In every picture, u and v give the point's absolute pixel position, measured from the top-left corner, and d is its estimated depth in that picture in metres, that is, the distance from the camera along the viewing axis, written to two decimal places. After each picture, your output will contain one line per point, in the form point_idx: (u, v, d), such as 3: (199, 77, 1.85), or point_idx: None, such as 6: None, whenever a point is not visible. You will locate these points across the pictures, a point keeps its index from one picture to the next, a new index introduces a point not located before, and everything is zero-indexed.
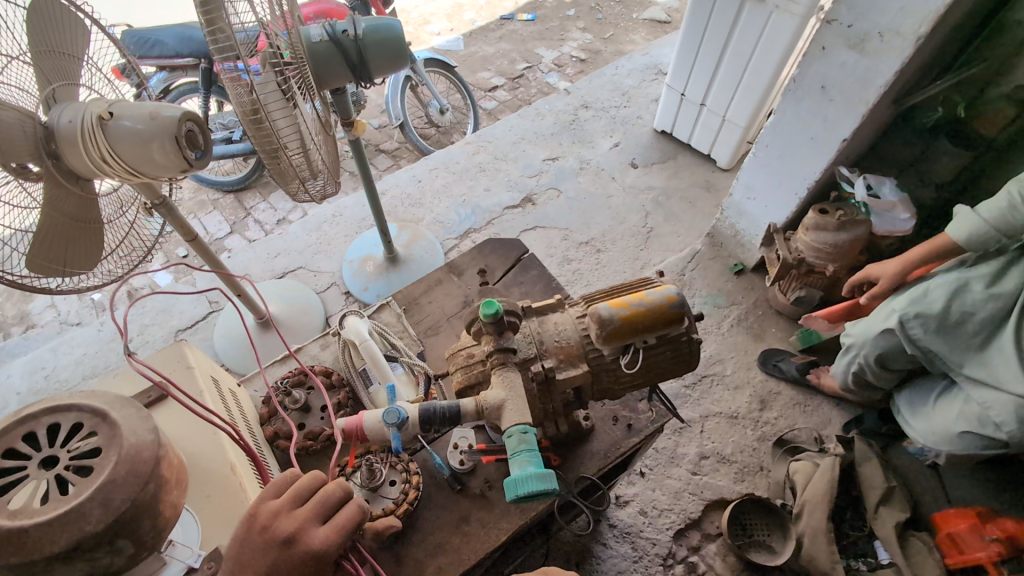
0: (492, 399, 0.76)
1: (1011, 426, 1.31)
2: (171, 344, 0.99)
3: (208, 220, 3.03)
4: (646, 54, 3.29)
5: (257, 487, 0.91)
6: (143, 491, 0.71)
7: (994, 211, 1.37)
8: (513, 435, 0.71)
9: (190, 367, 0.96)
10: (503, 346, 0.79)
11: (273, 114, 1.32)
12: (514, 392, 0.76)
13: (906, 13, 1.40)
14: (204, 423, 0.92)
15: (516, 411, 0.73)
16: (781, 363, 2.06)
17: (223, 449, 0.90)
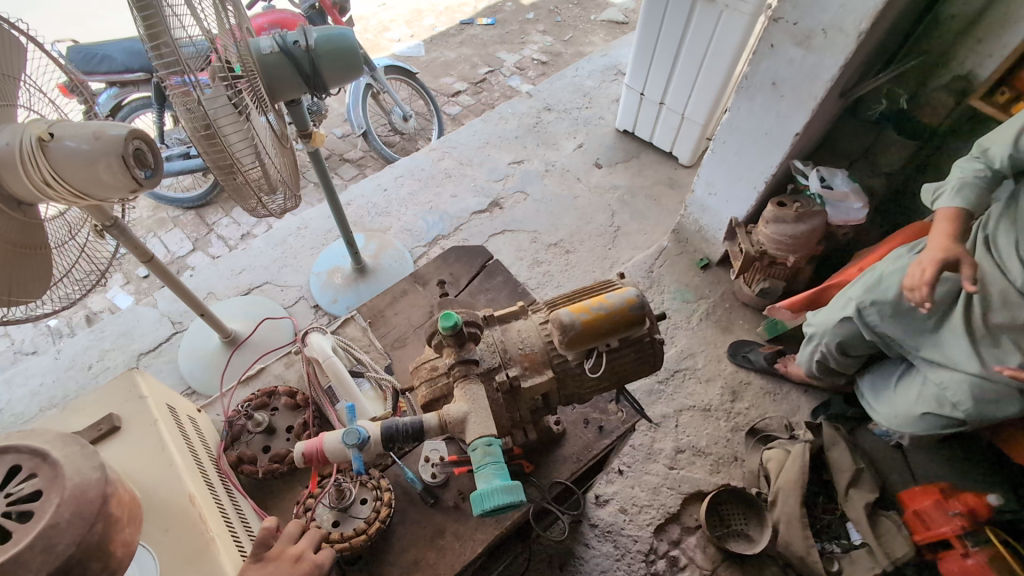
0: (456, 412, 0.75)
1: (967, 405, 1.36)
2: (122, 374, 0.93)
3: (169, 239, 2.94)
4: (605, 55, 3.33)
5: (220, 520, 0.85)
6: (90, 532, 0.68)
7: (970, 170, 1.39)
8: (478, 447, 0.69)
9: (143, 397, 0.90)
10: (465, 358, 0.78)
11: (224, 129, 1.28)
12: (478, 404, 0.75)
13: (846, 10, 1.45)
14: (160, 455, 0.86)
15: (480, 424, 0.72)
16: (749, 354, 2.10)
17: (181, 479, 0.84)
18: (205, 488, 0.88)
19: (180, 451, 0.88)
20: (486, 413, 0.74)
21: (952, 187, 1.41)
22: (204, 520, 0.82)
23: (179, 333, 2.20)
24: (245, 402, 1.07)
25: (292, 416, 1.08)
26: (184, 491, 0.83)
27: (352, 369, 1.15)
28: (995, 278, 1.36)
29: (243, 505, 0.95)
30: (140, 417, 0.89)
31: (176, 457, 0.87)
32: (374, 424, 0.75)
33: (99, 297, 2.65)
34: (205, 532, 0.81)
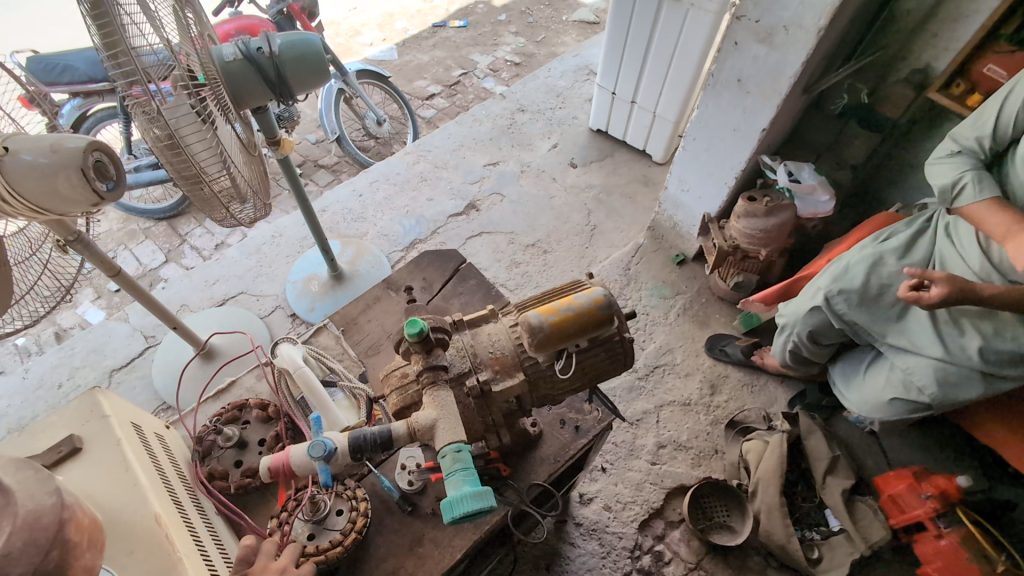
0: (425, 420, 0.75)
1: (932, 388, 1.41)
2: (83, 393, 0.90)
3: (140, 251, 2.88)
4: (577, 55, 3.35)
5: (190, 539, 0.82)
6: (45, 561, 0.66)
7: (970, 143, 1.43)
8: (447, 454, 0.69)
9: (105, 416, 0.87)
10: (433, 365, 0.77)
11: (187, 138, 1.26)
12: (447, 411, 0.74)
13: (806, 7, 1.48)
14: (123, 475, 0.83)
15: (449, 430, 0.72)
16: (726, 347, 2.12)
17: (147, 499, 0.81)
18: (173, 507, 0.85)
19: (145, 469, 0.85)
20: (455, 419, 0.74)
21: (972, 181, 1.38)
22: (171, 540, 0.79)
23: (152, 347, 2.14)
24: (215, 416, 1.05)
25: (264, 429, 1.06)
26: (150, 511, 0.80)
27: (325, 378, 1.15)
28: (956, 264, 1.42)
29: (214, 520, 0.93)
30: (102, 436, 0.86)
31: (140, 476, 0.84)
32: (342, 435, 0.75)
33: (68, 314, 2.58)
34: (173, 553, 0.78)
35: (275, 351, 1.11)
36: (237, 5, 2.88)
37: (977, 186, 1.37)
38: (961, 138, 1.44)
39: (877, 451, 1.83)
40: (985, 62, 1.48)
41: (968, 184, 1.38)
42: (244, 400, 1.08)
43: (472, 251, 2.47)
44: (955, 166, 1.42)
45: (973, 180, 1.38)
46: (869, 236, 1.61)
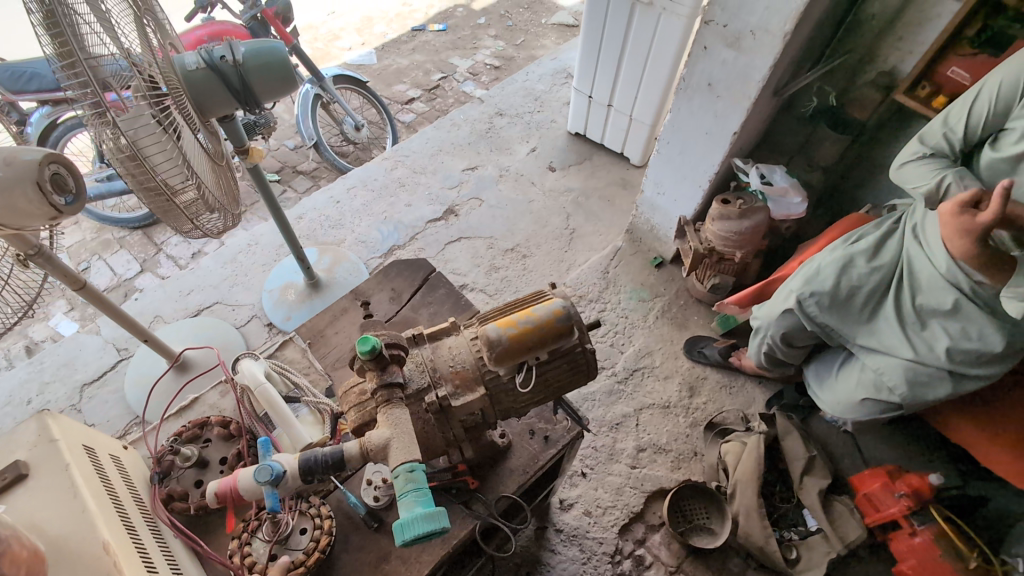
0: (378, 439, 0.73)
1: (902, 388, 1.43)
2: (30, 417, 0.87)
3: (114, 261, 2.82)
4: (555, 59, 3.35)
5: (139, 566, 0.79)
6: None
7: (934, 139, 1.43)
8: (400, 476, 0.67)
9: (53, 440, 0.85)
10: (388, 382, 0.76)
11: (146, 150, 1.21)
12: (400, 429, 0.73)
13: (771, 11, 1.49)
14: (70, 501, 0.80)
15: (402, 449, 0.70)
16: (705, 349, 2.13)
17: (94, 527, 0.78)
18: (124, 534, 0.82)
19: (94, 494, 0.82)
20: (409, 437, 0.72)
21: (954, 178, 1.35)
22: (119, 568, 0.76)
23: (124, 360, 2.10)
24: (173, 436, 1.03)
25: (226, 447, 1.04)
26: (98, 539, 0.77)
27: (288, 394, 1.13)
28: (923, 265, 1.42)
29: (168, 542, 0.91)
30: (50, 462, 0.83)
31: (89, 502, 0.81)
32: (292, 458, 0.76)
33: (40, 326, 2.52)
34: None
35: (235, 366, 1.08)
36: (210, 10, 2.84)
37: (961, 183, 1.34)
38: (935, 139, 1.43)
39: (852, 449, 1.84)
40: (948, 64, 1.51)
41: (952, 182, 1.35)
42: (205, 418, 1.07)
43: (450, 257, 2.46)
44: (930, 168, 1.40)
45: (956, 178, 1.35)
46: (839, 238, 1.63)
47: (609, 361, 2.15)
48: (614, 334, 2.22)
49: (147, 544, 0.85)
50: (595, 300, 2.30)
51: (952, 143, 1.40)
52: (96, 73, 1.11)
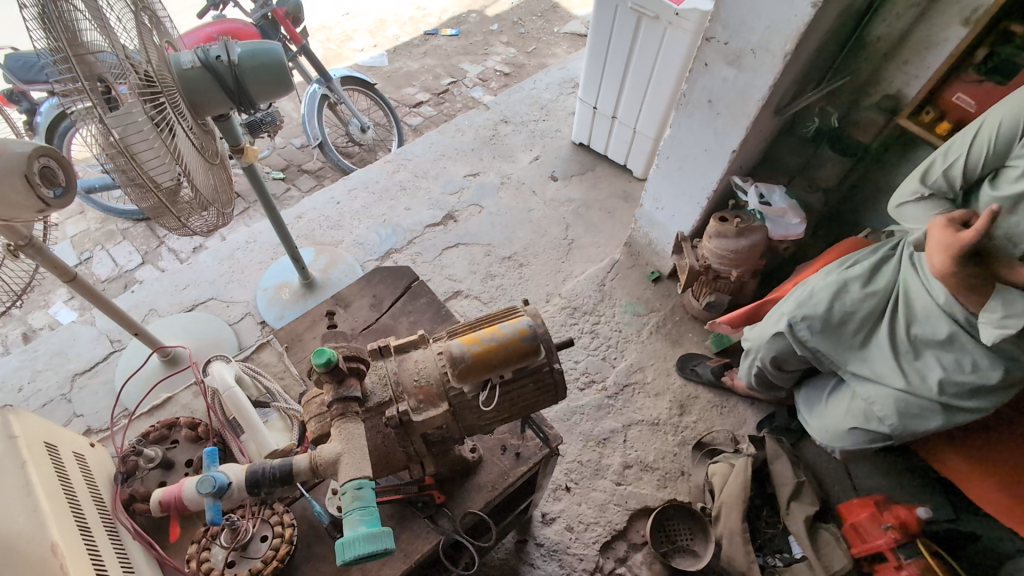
0: (330, 454, 0.73)
1: (892, 419, 1.39)
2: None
3: (117, 252, 2.85)
4: (563, 68, 3.35)
5: (87, 570, 0.79)
6: None
7: (938, 179, 1.40)
8: (347, 493, 0.67)
9: (13, 436, 0.84)
10: (344, 396, 0.76)
11: (134, 147, 1.20)
12: (353, 445, 0.72)
13: (772, 31, 1.47)
14: (23, 500, 0.80)
15: (353, 466, 0.69)
16: (697, 367, 2.10)
17: (45, 527, 0.78)
18: (75, 536, 0.81)
19: (49, 494, 0.82)
20: (361, 453, 0.71)
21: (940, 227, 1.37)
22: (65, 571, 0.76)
23: (116, 352, 2.12)
24: (140, 436, 1.05)
25: (193, 449, 1.06)
26: (47, 539, 0.77)
27: (259, 399, 1.19)
28: (919, 293, 1.39)
29: (123, 544, 0.90)
30: (8, 458, 0.83)
31: (42, 502, 0.80)
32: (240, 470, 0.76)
33: (39, 313, 2.55)
34: None
35: (206, 370, 1.13)
36: (222, 8, 2.87)
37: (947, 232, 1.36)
38: (939, 178, 1.40)
39: (843, 476, 1.81)
40: (954, 90, 1.47)
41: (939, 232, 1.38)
42: (174, 419, 1.09)
43: (447, 262, 2.45)
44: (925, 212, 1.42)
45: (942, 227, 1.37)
46: (835, 262, 1.60)
47: (600, 375, 2.12)
48: (607, 347, 2.20)
49: (99, 544, 0.85)
50: (589, 313, 2.28)
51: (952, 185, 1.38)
52: (86, 69, 1.11)
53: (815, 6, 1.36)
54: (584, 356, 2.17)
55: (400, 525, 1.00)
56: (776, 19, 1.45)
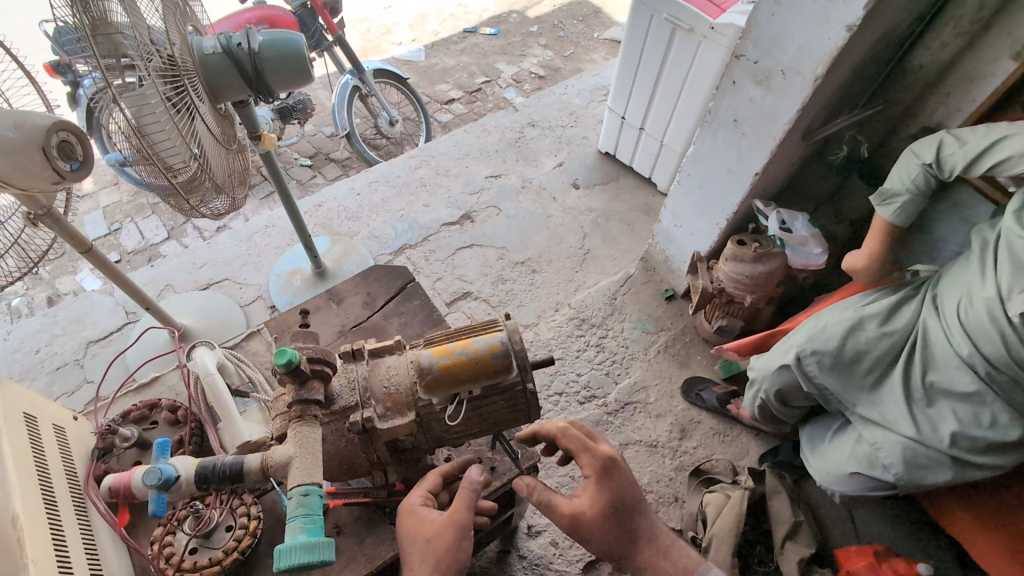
0: (282, 456, 0.76)
1: (898, 468, 1.31)
2: None
3: (145, 225, 2.94)
4: (596, 75, 3.31)
5: (43, 545, 0.80)
6: None
7: (958, 163, 1.30)
8: (293, 498, 0.70)
9: None
10: (304, 398, 0.80)
11: (148, 129, 1.21)
12: (305, 450, 0.75)
13: (804, 53, 1.42)
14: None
15: (301, 470, 0.72)
16: (703, 392, 2.02)
17: (8, 499, 0.80)
18: (36, 512, 0.83)
19: (15, 464, 0.84)
20: (313, 458, 0.75)
21: (901, 201, 1.40)
22: (21, 544, 0.77)
23: (130, 323, 2.18)
24: (122, 414, 1.11)
25: (170, 431, 1.12)
26: (8, 510, 0.79)
27: (239, 387, 1.22)
28: (939, 337, 1.32)
29: (90, 522, 0.93)
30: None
31: (9, 472, 0.83)
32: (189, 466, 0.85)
33: (67, 279, 2.65)
34: (20, 558, 0.76)
35: (191, 354, 1.19)
36: None
37: (897, 211, 1.41)
38: (953, 160, 1.31)
39: (845, 520, 1.72)
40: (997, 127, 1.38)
41: (895, 202, 1.41)
42: (155, 400, 1.15)
43: (459, 263, 2.44)
44: (910, 177, 1.38)
45: (901, 204, 1.40)
46: (859, 296, 1.52)
47: (601, 391, 2.07)
48: (611, 363, 2.14)
49: (63, 520, 0.87)
50: (597, 326, 2.23)
51: (951, 174, 1.33)
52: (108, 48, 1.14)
53: (851, 29, 1.30)
54: (587, 370, 2.12)
55: (366, 527, 1.00)
56: (809, 40, 1.39)
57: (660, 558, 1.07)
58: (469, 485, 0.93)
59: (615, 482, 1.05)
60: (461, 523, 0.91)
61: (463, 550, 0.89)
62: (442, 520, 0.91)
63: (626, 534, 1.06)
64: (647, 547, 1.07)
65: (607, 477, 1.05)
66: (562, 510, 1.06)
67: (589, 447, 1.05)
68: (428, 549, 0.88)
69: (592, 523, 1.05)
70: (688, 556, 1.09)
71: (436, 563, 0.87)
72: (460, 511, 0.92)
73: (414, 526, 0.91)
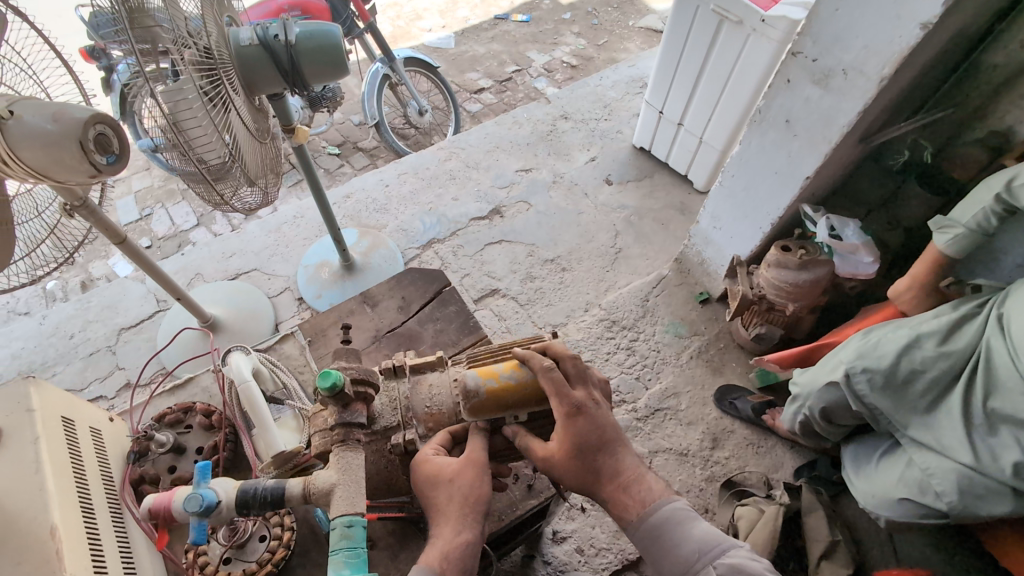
0: (324, 481, 0.84)
1: (953, 497, 1.23)
2: (17, 383, 1.03)
3: (175, 211, 2.96)
4: (632, 66, 3.21)
5: (81, 551, 0.93)
6: None
7: None
8: (337, 529, 0.77)
9: (29, 412, 1.00)
10: (348, 421, 0.89)
11: (184, 124, 1.18)
12: (345, 476, 0.84)
13: (869, 52, 1.32)
14: (31, 479, 0.94)
15: (343, 500, 0.81)
16: (737, 401, 1.92)
17: (48, 509, 0.92)
18: (72, 517, 0.95)
19: (54, 476, 0.95)
20: (354, 486, 0.83)
21: (957, 235, 1.37)
22: (59, 556, 0.89)
23: (161, 312, 2.20)
24: (159, 418, 1.28)
25: (203, 437, 1.29)
26: (48, 523, 0.91)
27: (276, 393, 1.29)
28: (1004, 359, 1.22)
29: (124, 525, 1.07)
30: (24, 431, 0.98)
31: (48, 481, 0.95)
32: (229, 492, 0.85)
33: (100, 264, 2.68)
34: (60, 569, 0.88)
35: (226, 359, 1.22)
36: None
37: (949, 241, 1.38)
38: None
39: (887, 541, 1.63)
40: None
41: (950, 233, 1.39)
42: (189, 405, 1.32)
43: (488, 259, 2.40)
44: (971, 210, 1.34)
45: (955, 235, 1.37)
46: (920, 311, 1.42)
47: (631, 395, 1.99)
48: (642, 367, 2.07)
49: (98, 523, 1.01)
50: (628, 329, 2.15)
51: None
52: (147, 32, 1.11)
53: (925, 28, 1.21)
54: (617, 374, 2.05)
55: (399, 542, 1.08)
56: (876, 38, 1.30)
57: (621, 493, 1.00)
58: (477, 438, 0.99)
59: (580, 427, 0.96)
60: (479, 462, 0.95)
61: (486, 484, 0.93)
62: (460, 461, 0.94)
63: (591, 474, 0.98)
64: (610, 483, 1.00)
65: (573, 419, 0.96)
66: (533, 451, 1.00)
67: (556, 390, 0.96)
68: (456, 489, 0.90)
69: (563, 467, 0.98)
70: (645, 488, 1.01)
71: (465, 499, 0.90)
72: (475, 451, 0.96)
73: (433, 471, 0.92)
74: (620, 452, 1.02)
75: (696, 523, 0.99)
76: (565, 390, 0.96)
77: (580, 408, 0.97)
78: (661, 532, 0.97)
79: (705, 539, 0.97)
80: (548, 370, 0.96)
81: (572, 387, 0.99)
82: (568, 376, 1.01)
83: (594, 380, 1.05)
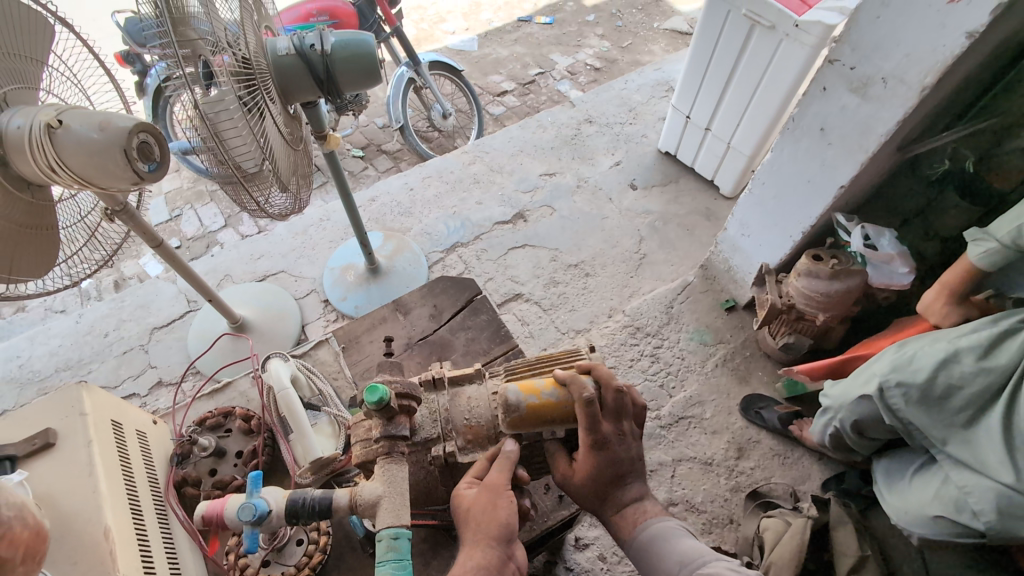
0: (369, 494, 0.88)
1: (990, 515, 1.17)
2: (71, 387, 1.07)
3: (203, 212, 3.02)
4: (658, 69, 3.19)
5: (131, 552, 0.95)
6: (13, 561, 0.78)
7: None
8: (384, 541, 0.81)
9: (82, 415, 1.04)
10: (392, 434, 0.93)
11: (224, 132, 1.20)
12: (391, 489, 0.88)
13: (911, 61, 1.30)
14: (86, 481, 0.97)
15: (389, 513, 0.84)
16: (763, 411, 1.89)
17: (101, 512, 0.95)
18: (123, 518, 0.98)
19: (105, 478, 0.98)
20: (399, 499, 0.87)
21: (992, 247, 1.32)
22: (112, 558, 0.91)
23: (191, 312, 2.25)
24: (200, 422, 1.33)
25: (242, 441, 1.33)
26: (102, 524, 0.93)
27: (311, 400, 1.33)
28: None
29: (169, 527, 1.10)
30: (78, 433, 1.02)
31: (101, 483, 0.98)
32: (275, 501, 0.88)
33: (132, 263, 2.75)
34: (112, 570, 0.91)
35: (266, 364, 1.26)
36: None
37: (982, 254, 1.34)
38: None
39: None
40: None
41: (986, 244, 1.34)
42: (229, 409, 1.36)
43: (512, 263, 2.40)
44: (1011, 224, 1.29)
45: (988, 248, 1.33)
46: (963, 325, 1.37)
47: (654, 403, 1.97)
48: (665, 374, 2.05)
49: (146, 524, 1.04)
50: (652, 335, 2.14)
51: None
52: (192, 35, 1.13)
53: (972, 37, 1.18)
54: (641, 380, 2.03)
55: (432, 549, 1.16)
56: (918, 46, 1.27)
57: (617, 515, 1.05)
58: (506, 456, 0.98)
59: (601, 460, 0.99)
60: (497, 487, 0.94)
61: (501, 511, 0.91)
62: (479, 489, 0.95)
63: (597, 500, 1.03)
64: (610, 509, 1.05)
65: (598, 451, 0.99)
66: (558, 467, 1.05)
67: (591, 424, 0.97)
68: (471, 518, 0.91)
69: (579, 486, 1.02)
70: (639, 509, 1.05)
71: (479, 526, 0.90)
72: (495, 474, 0.95)
73: (455, 503, 0.95)
74: (629, 482, 1.05)
75: (681, 538, 1.03)
76: (596, 424, 0.98)
77: (607, 442, 0.99)
78: (648, 550, 1.02)
79: (688, 552, 1.01)
80: (587, 401, 0.96)
81: (606, 418, 1.01)
82: (606, 405, 1.02)
83: (629, 410, 1.06)
